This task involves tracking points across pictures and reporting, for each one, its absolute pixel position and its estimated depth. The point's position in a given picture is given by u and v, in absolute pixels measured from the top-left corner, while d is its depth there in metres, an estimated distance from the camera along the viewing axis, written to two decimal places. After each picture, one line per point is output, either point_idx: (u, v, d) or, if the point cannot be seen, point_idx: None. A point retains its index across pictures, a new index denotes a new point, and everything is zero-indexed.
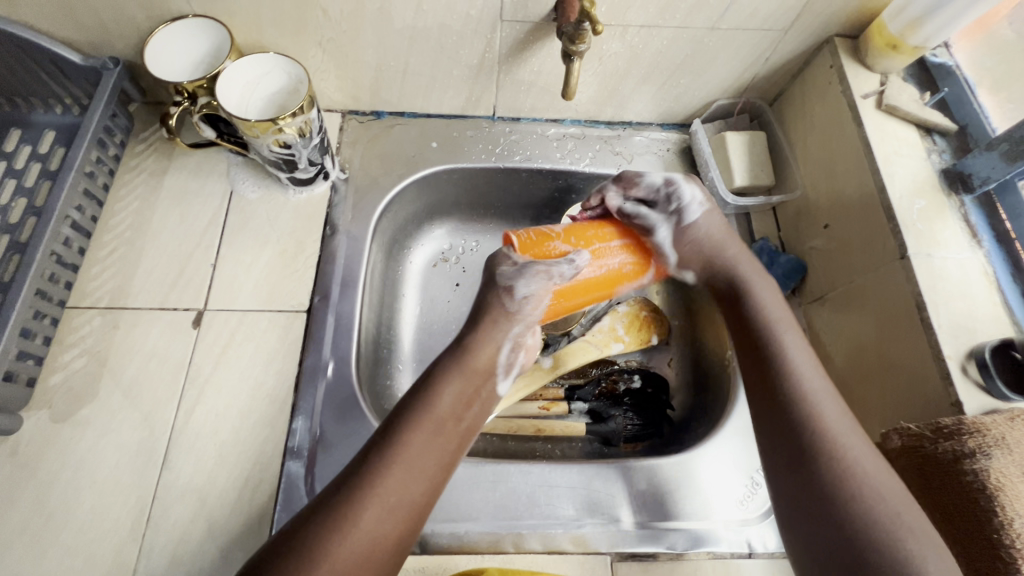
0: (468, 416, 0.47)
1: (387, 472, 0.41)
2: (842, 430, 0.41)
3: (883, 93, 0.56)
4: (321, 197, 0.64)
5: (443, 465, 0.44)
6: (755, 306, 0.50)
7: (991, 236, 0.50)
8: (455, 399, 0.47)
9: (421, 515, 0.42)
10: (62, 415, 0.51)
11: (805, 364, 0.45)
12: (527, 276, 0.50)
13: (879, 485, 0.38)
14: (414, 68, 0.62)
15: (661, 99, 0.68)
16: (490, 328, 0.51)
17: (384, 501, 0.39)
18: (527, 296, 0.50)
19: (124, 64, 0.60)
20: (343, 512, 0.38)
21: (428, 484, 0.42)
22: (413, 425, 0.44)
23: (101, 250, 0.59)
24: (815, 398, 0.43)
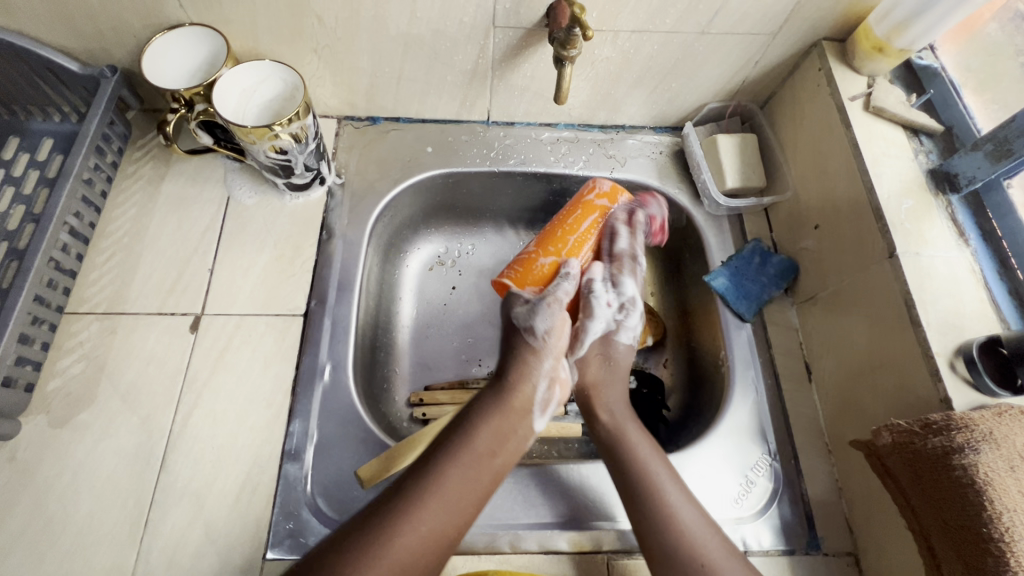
0: (505, 451, 0.49)
1: (421, 503, 0.43)
2: (676, 493, 0.47)
3: (871, 95, 0.57)
4: (318, 201, 0.65)
5: (475, 503, 0.45)
6: (595, 405, 0.55)
7: (977, 234, 0.51)
8: (491, 434, 0.48)
9: (449, 550, 0.43)
10: (61, 420, 0.52)
11: (662, 474, 0.49)
12: (542, 312, 0.53)
13: (715, 548, 0.45)
14: (409, 73, 0.62)
15: (653, 103, 0.68)
16: (522, 363, 0.53)
17: (415, 532, 0.42)
18: (550, 329, 0.53)
19: (121, 71, 0.60)
20: (377, 534, 0.41)
21: (460, 519, 0.44)
22: (449, 459, 0.46)
23: (99, 256, 0.59)
24: (660, 476, 0.48)
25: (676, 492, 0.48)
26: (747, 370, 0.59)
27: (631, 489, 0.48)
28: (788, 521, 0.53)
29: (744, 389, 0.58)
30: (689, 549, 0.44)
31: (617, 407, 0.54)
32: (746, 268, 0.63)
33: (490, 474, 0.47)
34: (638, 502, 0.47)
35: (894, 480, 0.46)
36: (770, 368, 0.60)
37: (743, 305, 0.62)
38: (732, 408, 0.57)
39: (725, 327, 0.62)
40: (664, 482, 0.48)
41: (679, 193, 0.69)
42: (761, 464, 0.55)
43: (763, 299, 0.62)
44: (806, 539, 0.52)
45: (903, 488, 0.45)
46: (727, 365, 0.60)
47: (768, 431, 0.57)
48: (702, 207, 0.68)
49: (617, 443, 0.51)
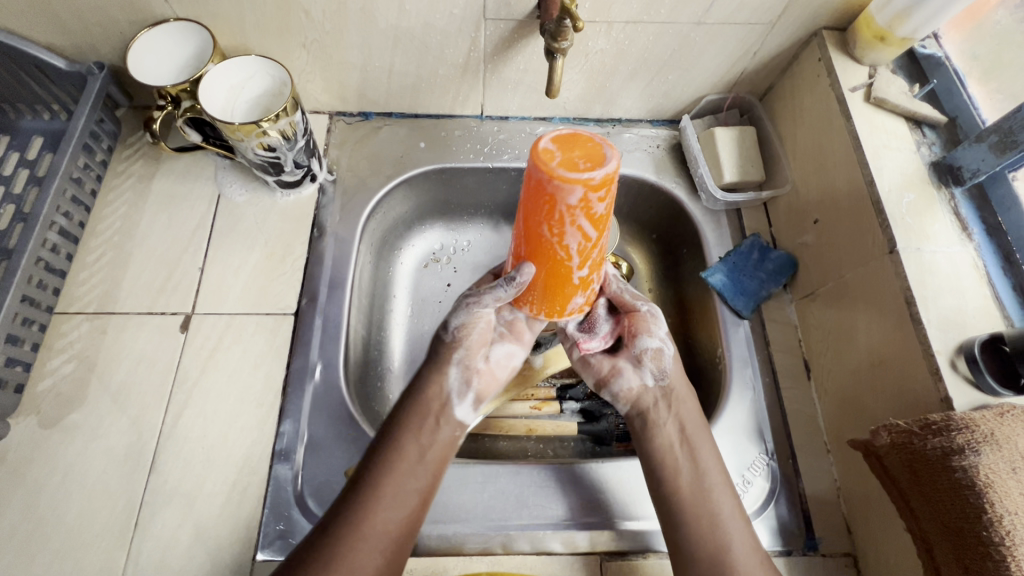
0: (436, 446, 0.46)
1: (362, 512, 0.42)
2: (727, 507, 0.45)
3: (872, 86, 0.55)
4: (309, 198, 0.64)
5: (419, 496, 0.44)
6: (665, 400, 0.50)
7: (982, 229, 0.50)
8: (416, 432, 0.46)
9: (407, 541, 0.43)
10: (51, 421, 0.52)
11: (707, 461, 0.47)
12: (457, 308, 0.48)
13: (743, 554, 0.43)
14: (399, 68, 0.61)
15: (649, 96, 0.67)
16: (439, 361, 0.48)
17: (362, 544, 0.41)
18: (461, 326, 0.48)
19: (109, 68, 0.60)
20: (326, 558, 0.39)
21: (406, 520, 0.43)
22: (378, 468, 0.44)
23: (88, 255, 0.59)
24: (706, 468, 0.47)
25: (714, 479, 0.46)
26: (744, 368, 0.58)
27: (677, 500, 0.46)
28: (785, 522, 0.52)
29: (742, 387, 0.57)
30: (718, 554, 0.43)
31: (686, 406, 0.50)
32: (744, 264, 0.62)
33: (426, 474, 0.45)
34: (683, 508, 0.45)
35: (891, 481, 0.45)
36: (767, 366, 0.59)
37: (741, 302, 0.61)
38: (729, 407, 0.56)
39: (722, 324, 0.61)
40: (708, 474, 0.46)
41: (677, 187, 0.67)
42: (758, 463, 0.54)
43: (761, 295, 0.61)
44: (804, 539, 0.51)
45: (901, 489, 0.44)
46: (725, 364, 0.59)
47: (765, 430, 0.56)
48: (700, 202, 0.67)
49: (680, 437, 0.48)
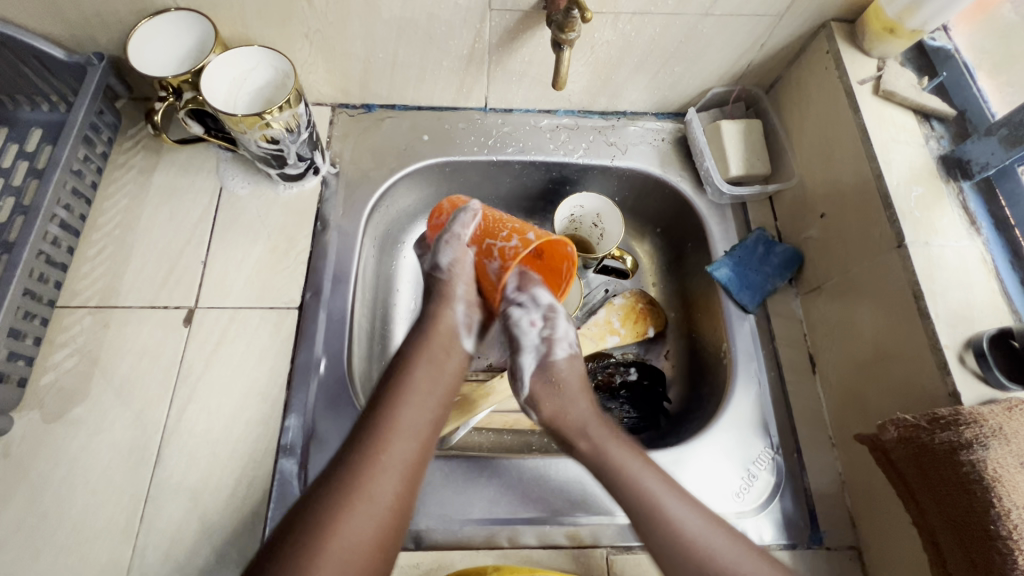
0: (445, 380, 0.51)
1: (377, 440, 0.45)
2: (676, 503, 0.46)
3: (880, 78, 0.55)
4: (312, 191, 0.63)
5: (430, 426, 0.48)
6: (560, 398, 0.53)
7: (990, 223, 0.49)
8: (427, 367, 0.51)
9: (404, 513, 0.44)
10: (54, 415, 0.51)
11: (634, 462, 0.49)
12: (444, 248, 0.55)
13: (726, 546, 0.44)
14: (403, 59, 0.61)
15: (655, 88, 0.66)
16: (443, 299, 0.55)
17: (381, 469, 0.44)
18: (453, 263, 0.55)
19: (109, 59, 0.59)
20: (350, 481, 0.42)
21: (421, 448, 0.46)
22: (393, 399, 0.48)
23: (89, 248, 0.58)
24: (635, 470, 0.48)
25: (649, 479, 0.47)
26: (750, 362, 0.58)
27: (627, 510, 0.47)
28: (790, 515, 0.52)
29: (747, 381, 0.57)
30: (688, 548, 0.44)
31: (579, 405, 0.53)
32: (750, 258, 0.62)
33: (436, 404, 0.49)
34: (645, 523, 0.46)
35: (898, 475, 0.45)
36: (772, 360, 0.59)
37: (746, 296, 0.61)
38: (734, 400, 0.56)
39: (727, 318, 0.61)
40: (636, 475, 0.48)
41: (682, 181, 0.67)
42: (763, 457, 0.54)
43: (767, 289, 0.61)
44: (809, 532, 0.52)
45: (907, 484, 0.44)
46: (730, 358, 0.59)
47: (770, 424, 0.56)
48: (705, 195, 0.66)
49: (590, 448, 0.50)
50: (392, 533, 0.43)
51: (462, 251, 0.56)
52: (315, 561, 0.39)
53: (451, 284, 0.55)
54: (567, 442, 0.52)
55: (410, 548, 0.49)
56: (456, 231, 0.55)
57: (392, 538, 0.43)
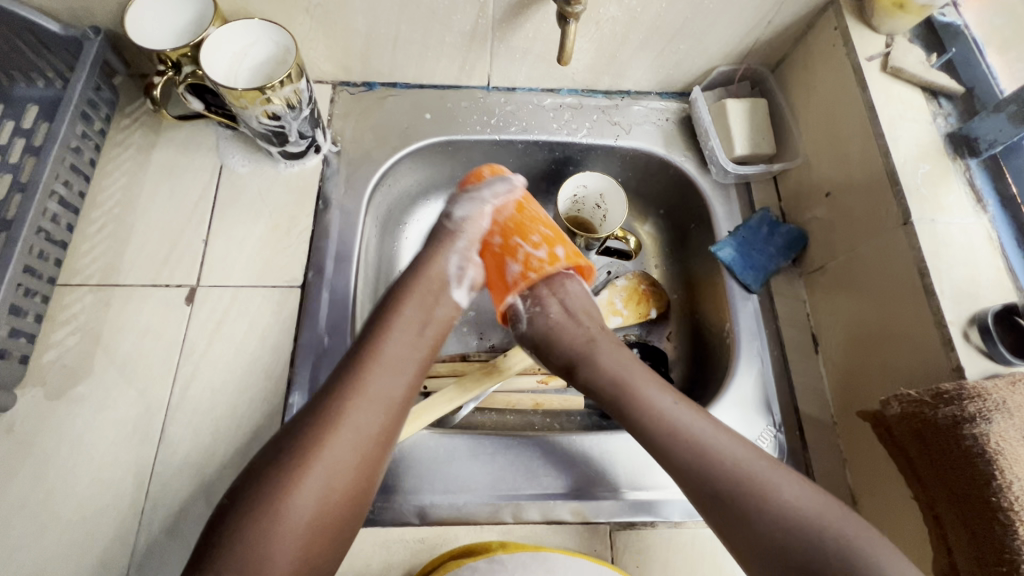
0: (434, 321, 0.51)
1: (363, 371, 0.45)
2: (735, 448, 0.45)
3: (889, 55, 0.54)
4: (313, 170, 0.63)
5: (417, 363, 0.48)
6: (590, 346, 0.53)
7: (997, 201, 0.49)
8: (418, 305, 0.51)
9: (387, 445, 0.44)
10: (57, 392, 0.51)
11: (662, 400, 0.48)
12: (462, 202, 0.56)
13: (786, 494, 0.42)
14: (405, 35, 0.60)
15: (660, 66, 0.66)
16: (440, 244, 0.55)
17: (365, 400, 0.44)
18: (467, 216, 0.56)
19: (105, 33, 0.58)
20: (333, 409, 0.43)
21: (408, 385, 0.47)
22: (382, 333, 0.48)
23: (89, 227, 0.58)
24: (661, 406, 0.48)
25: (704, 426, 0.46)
26: (753, 341, 0.58)
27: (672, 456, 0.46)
28: None
29: (750, 360, 0.57)
30: (735, 474, 0.44)
31: (629, 368, 0.51)
32: (754, 238, 0.62)
33: (425, 343, 0.50)
34: (696, 472, 0.45)
35: (900, 451, 0.45)
36: (776, 340, 0.59)
37: (750, 276, 0.60)
38: (736, 379, 0.56)
39: (731, 298, 0.60)
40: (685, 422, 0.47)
41: (686, 161, 0.66)
42: (766, 435, 0.54)
43: (770, 269, 0.61)
44: None
45: (909, 459, 0.44)
46: (733, 337, 0.59)
47: (773, 402, 0.56)
48: (709, 175, 0.66)
49: (623, 393, 0.50)
50: (371, 468, 0.43)
51: (483, 211, 0.56)
52: (294, 484, 0.40)
53: (457, 233, 0.55)
54: (603, 389, 0.51)
55: (415, 524, 0.50)
56: (485, 196, 0.56)
57: (372, 473, 0.43)
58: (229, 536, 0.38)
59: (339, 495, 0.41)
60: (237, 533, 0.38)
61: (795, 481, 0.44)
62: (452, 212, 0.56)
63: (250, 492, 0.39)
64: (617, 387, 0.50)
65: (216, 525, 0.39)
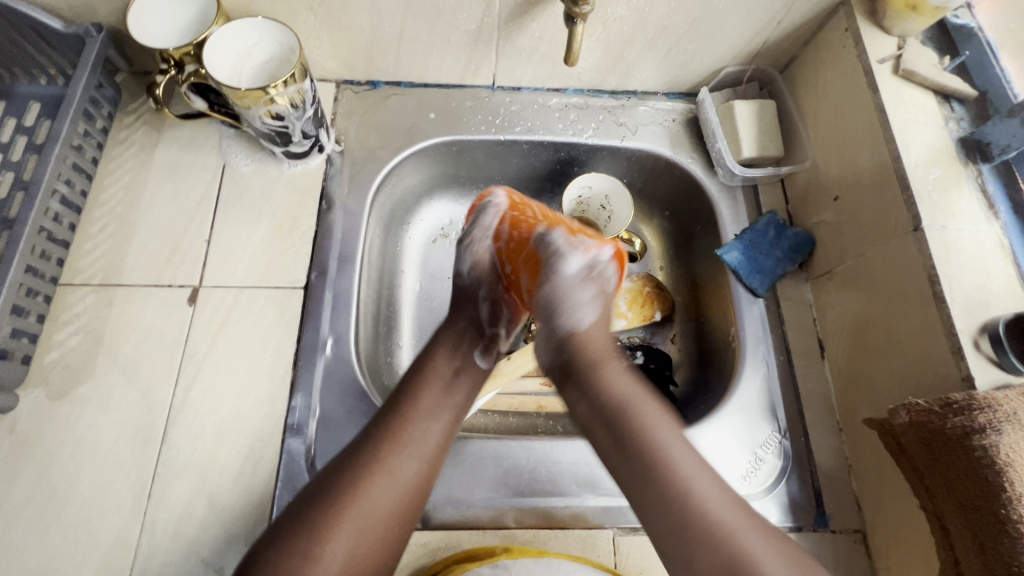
0: (468, 367, 0.52)
1: (401, 416, 0.46)
2: (696, 470, 0.43)
3: (901, 57, 0.54)
4: (317, 169, 0.62)
5: (455, 408, 0.49)
6: (602, 366, 0.51)
7: (1009, 207, 0.49)
8: (451, 357, 0.51)
9: (424, 491, 0.44)
10: (60, 392, 0.51)
11: (660, 425, 0.46)
12: (462, 254, 0.58)
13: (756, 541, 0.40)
14: (410, 34, 0.59)
15: (667, 67, 0.65)
16: (462, 304, 0.56)
17: (402, 445, 0.44)
18: (474, 263, 0.58)
19: (107, 30, 0.57)
20: (369, 454, 0.43)
21: (445, 432, 0.47)
22: (418, 382, 0.48)
23: (92, 226, 0.57)
24: (655, 427, 0.45)
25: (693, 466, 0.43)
26: (758, 346, 0.58)
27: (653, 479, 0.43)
28: (796, 498, 0.52)
29: (755, 365, 0.57)
30: (694, 504, 0.41)
31: (627, 385, 0.49)
32: (761, 242, 0.61)
33: (460, 392, 0.50)
34: (663, 503, 0.42)
35: (908, 459, 0.45)
36: (782, 345, 0.58)
37: (756, 280, 0.60)
38: (741, 385, 0.56)
39: (737, 302, 0.60)
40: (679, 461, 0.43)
41: (692, 162, 0.66)
42: (770, 441, 0.54)
43: (777, 273, 0.60)
44: (815, 515, 0.52)
45: (917, 468, 0.44)
46: (739, 342, 0.58)
47: (778, 408, 0.55)
48: (716, 177, 0.65)
49: (623, 409, 0.47)
50: (408, 515, 0.43)
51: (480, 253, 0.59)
52: (331, 532, 0.39)
53: (474, 287, 0.58)
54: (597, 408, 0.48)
55: (417, 528, 0.49)
56: (478, 233, 0.58)
57: (409, 518, 0.43)
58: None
59: (378, 543, 0.41)
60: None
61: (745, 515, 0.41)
62: (460, 268, 0.59)
63: (283, 537, 0.39)
64: (615, 407, 0.47)
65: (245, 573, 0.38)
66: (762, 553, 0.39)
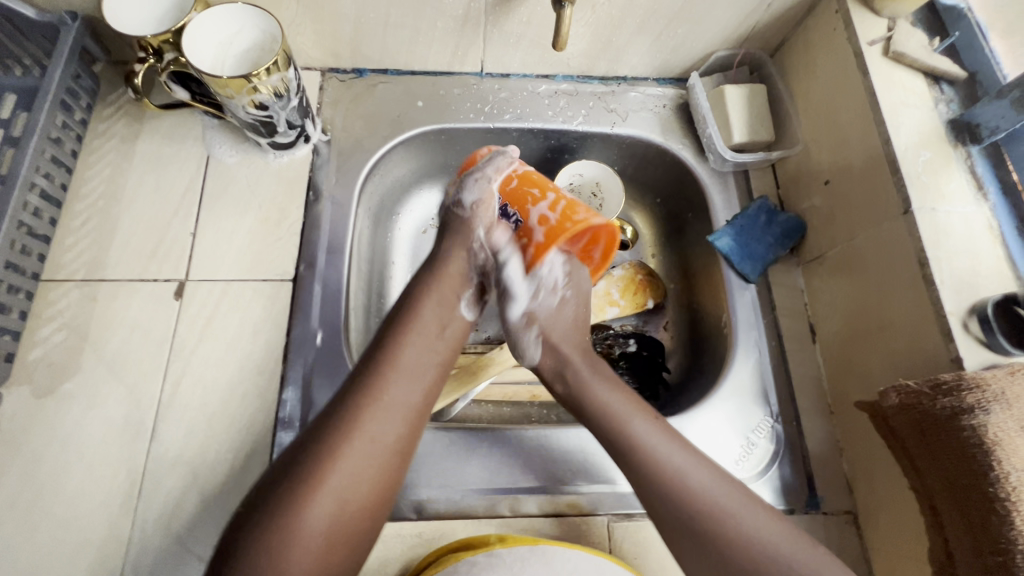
0: (454, 323, 0.50)
1: (380, 380, 0.44)
2: (680, 458, 0.44)
3: (891, 39, 0.53)
4: (303, 160, 0.61)
5: (436, 369, 0.47)
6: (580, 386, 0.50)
7: (998, 188, 0.49)
8: (436, 309, 0.49)
9: (404, 455, 0.43)
10: (45, 390, 0.50)
11: (643, 426, 0.46)
12: (468, 185, 0.52)
13: (752, 521, 0.41)
14: (395, 19, 0.58)
15: (657, 52, 0.64)
16: (457, 240, 0.52)
17: (382, 409, 0.43)
18: (477, 202, 0.52)
19: (84, 19, 0.55)
20: (349, 419, 0.41)
21: (422, 394, 0.45)
22: (397, 340, 0.46)
23: (73, 220, 0.56)
24: (640, 433, 0.46)
25: (684, 461, 0.44)
26: (750, 332, 0.58)
27: (649, 481, 0.44)
28: (788, 482, 0.53)
29: (747, 350, 0.57)
30: (681, 491, 0.42)
31: (612, 395, 0.49)
32: (752, 227, 0.61)
33: (443, 347, 0.49)
34: (660, 496, 0.43)
35: (898, 441, 0.45)
36: (773, 330, 0.59)
37: (748, 266, 0.59)
38: (734, 370, 0.56)
39: (728, 288, 0.60)
40: (664, 453, 0.44)
41: (683, 148, 0.65)
42: (762, 426, 0.54)
43: (768, 259, 0.60)
44: (806, 498, 0.52)
45: (907, 449, 0.44)
46: (730, 328, 0.59)
47: (770, 393, 0.56)
48: (707, 163, 0.65)
49: (613, 432, 0.47)
50: (387, 481, 0.42)
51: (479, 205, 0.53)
52: (310, 498, 0.38)
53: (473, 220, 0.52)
54: (592, 418, 0.49)
55: (412, 518, 0.49)
56: (489, 174, 0.52)
57: (392, 480, 0.42)
58: (243, 560, 0.36)
59: (357, 508, 0.40)
60: (254, 553, 0.36)
61: (744, 491, 0.42)
62: (462, 197, 0.53)
63: (265, 504, 0.38)
64: (604, 428, 0.47)
65: (227, 548, 0.37)
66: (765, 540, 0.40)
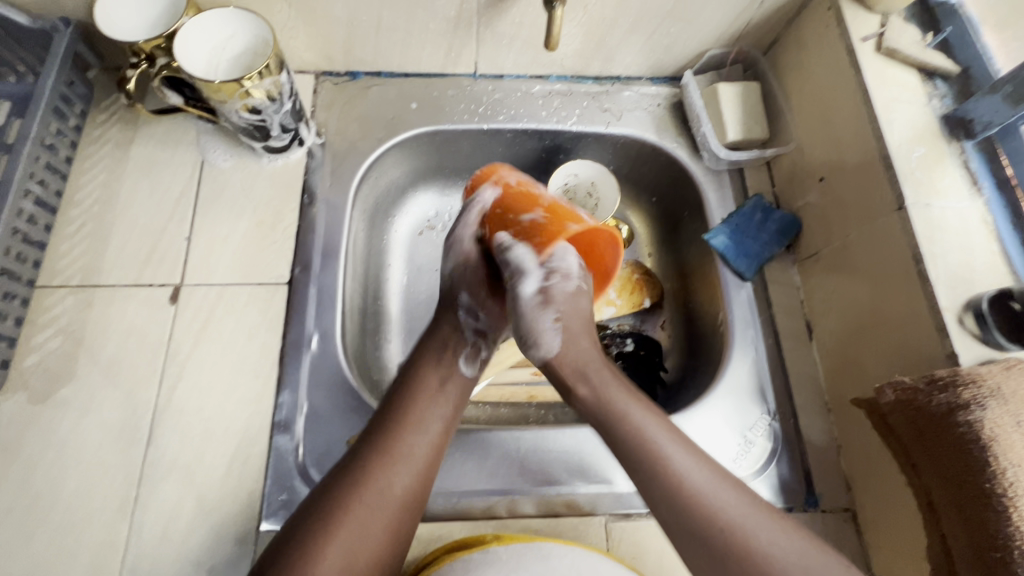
0: (456, 377, 0.50)
1: (392, 435, 0.44)
2: (681, 456, 0.42)
3: (883, 35, 0.53)
4: (298, 163, 0.61)
5: (447, 421, 0.47)
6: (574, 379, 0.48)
7: (992, 183, 0.48)
8: (442, 362, 0.50)
9: (416, 509, 0.42)
10: (41, 396, 0.50)
11: (653, 429, 0.43)
12: (462, 216, 0.54)
13: (764, 534, 0.38)
14: (388, 22, 0.58)
15: (650, 51, 0.64)
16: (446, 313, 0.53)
17: (395, 460, 0.43)
18: (459, 245, 0.55)
19: (77, 26, 0.55)
20: (363, 470, 0.41)
21: (435, 445, 0.45)
22: (407, 395, 0.47)
23: (68, 227, 0.56)
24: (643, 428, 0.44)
25: (689, 462, 0.41)
26: (747, 330, 0.58)
27: (653, 479, 0.41)
28: (786, 480, 0.53)
29: (744, 349, 0.57)
30: (681, 491, 0.40)
31: (610, 387, 0.47)
32: (747, 225, 0.61)
33: (453, 398, 0.49)
34: (665, 498, 0.41)
35: (895, 437, 0.45)
36: (769, 328, 0.59)
37: (743, 264, 0.59)
38: (731, 368, 0.56)
39: (724, 286, 0.60)
40: (669, 455, 0.42)
41: (677, 147, 0.65)
42: (760, 424, 0.54)
43: (764, 257, 0.60)
44: (804, 496, 0.52)
45: (904, 445, 0.44)
46: (727, 326, 0.58)
47: (767, 391, 0.56)
48: (702, 161, 0.65)
49: (608, 421, 0.45)
50: (398, 535, 0.41)
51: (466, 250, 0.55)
52: (323, 549, 0.38)
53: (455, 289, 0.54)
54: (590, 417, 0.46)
55: None
56: (473, 213, 0.54)
57: (402, 535, 0.41)
58: None
59: (368, 564, 0.39)
60: None
61: (744, 497, 0.40)
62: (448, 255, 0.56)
63: (277, 561, 0.37)
64: (605, 419, 0.45)
65: None
66: (776, 552, 0.37)
